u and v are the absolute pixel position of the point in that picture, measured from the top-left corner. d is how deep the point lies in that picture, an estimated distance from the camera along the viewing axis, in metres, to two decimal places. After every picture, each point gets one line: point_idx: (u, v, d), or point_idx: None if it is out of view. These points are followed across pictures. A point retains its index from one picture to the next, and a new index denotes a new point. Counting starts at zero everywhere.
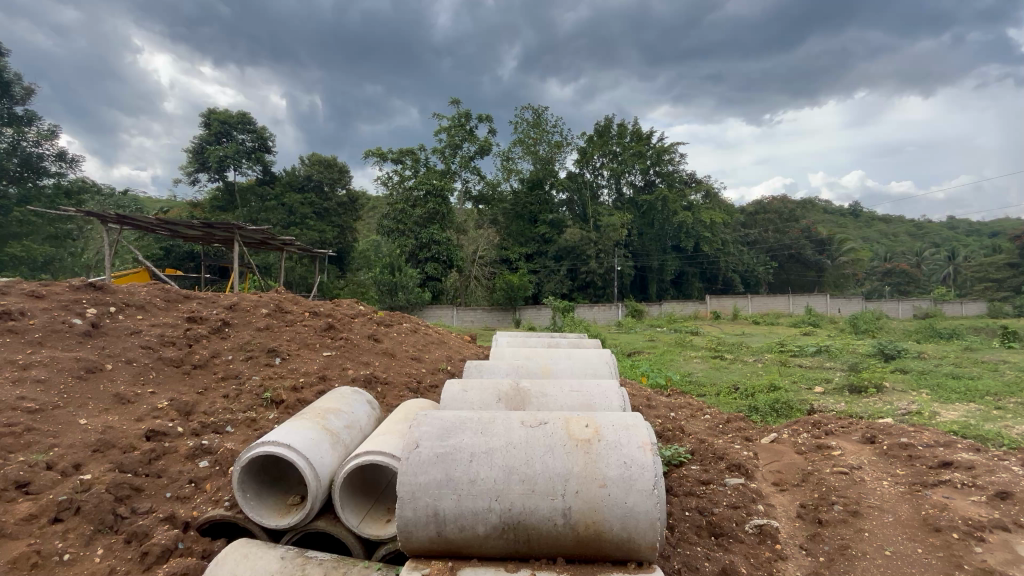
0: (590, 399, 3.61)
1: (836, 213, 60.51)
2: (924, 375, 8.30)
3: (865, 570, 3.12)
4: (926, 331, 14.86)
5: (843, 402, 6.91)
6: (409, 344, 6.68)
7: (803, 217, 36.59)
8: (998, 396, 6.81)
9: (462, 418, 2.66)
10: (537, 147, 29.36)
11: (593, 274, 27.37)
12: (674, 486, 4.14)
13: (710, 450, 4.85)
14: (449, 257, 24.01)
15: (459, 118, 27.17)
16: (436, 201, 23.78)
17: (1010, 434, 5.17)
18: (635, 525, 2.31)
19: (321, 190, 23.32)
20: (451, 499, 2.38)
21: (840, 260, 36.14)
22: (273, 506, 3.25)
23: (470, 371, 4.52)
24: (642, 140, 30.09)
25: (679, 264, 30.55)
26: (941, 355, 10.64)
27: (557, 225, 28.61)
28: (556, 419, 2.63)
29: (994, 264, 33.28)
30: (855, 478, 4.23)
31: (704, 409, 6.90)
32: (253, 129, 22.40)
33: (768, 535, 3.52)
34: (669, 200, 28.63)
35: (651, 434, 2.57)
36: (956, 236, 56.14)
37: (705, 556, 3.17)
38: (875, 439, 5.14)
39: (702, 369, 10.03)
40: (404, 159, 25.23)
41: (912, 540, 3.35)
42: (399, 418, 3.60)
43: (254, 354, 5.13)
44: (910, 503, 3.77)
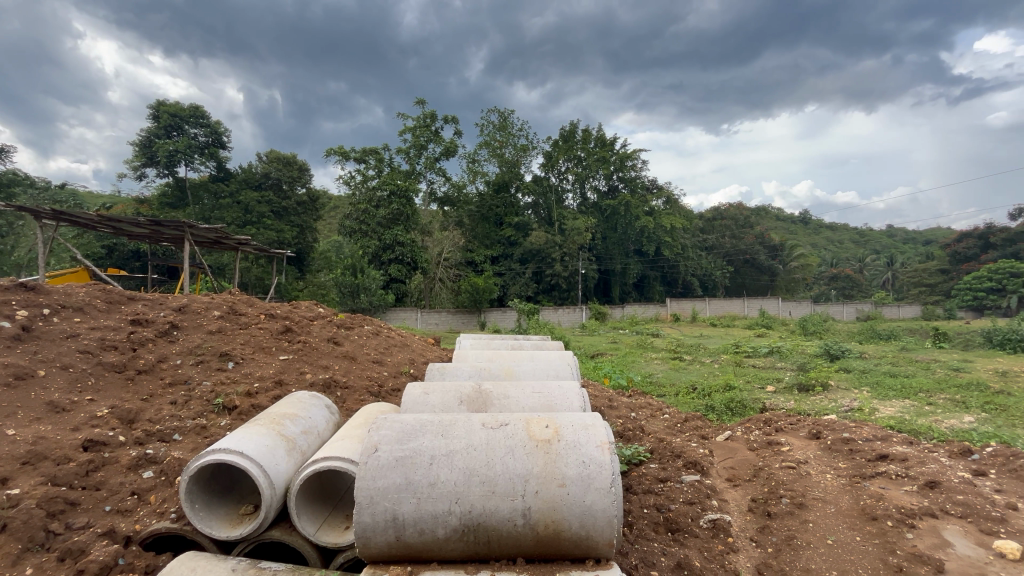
0: (552, 400, 3.64)
1: (788, 221, 63.64)
2: (865, 374, 8.85)
3: (809, 559, 3.29)
4: (868, 333, 15.85)
5: (792, 400, 7.26)
6: (372, 347, 6.56)
7: (757, 224, 38.30)
8: (930, 393, 7.33)
9: (423, 422, 2.64)
10: (503, 150, 29.45)
11: (558, 277, 27.72)
12: (633, 484, 4.24)
13: (667, 448, 5.00)
14: (413, 258, 23.77)
15: (425, 118, 26.96)
16: (400, 202, 23.45)
17: (941, 429, 5.55)
18: (593, 523, 2.35)
19: (280, 188, 22.54)
20: (410, 503, 2.35)
21: (790, 265, 37.98)
22: (225, 517, 3.12)
23: (432, 374, 4.49)
24: (606, 145, 30.70)
25: (642, 268, 31.28)
26: (881, 355, 11.36)
27: (522, 227, 28.80)
28: (516, 420, 2.66)
29: (927, 270, 35.80)
30: (802, 472, 4.46)
31: (663, 409, 7.09)
32: (206, 124, 21.45)
33: (721, 529, 3.65)
34: (631, 206, 29.31)
35: (609, 433, 2.62)
36: (895, 244, 60.10)
37: (662, 551, 3.26)
38: (820, 435, 5.44)
39: (662, 370, 10.33)
40: (367, 158, 24.79)
41: (852, 528, 3.57)
42: (359, 423, 3.52)
43: (205, 358, 4.92)
44: (850, 495, 4.01)
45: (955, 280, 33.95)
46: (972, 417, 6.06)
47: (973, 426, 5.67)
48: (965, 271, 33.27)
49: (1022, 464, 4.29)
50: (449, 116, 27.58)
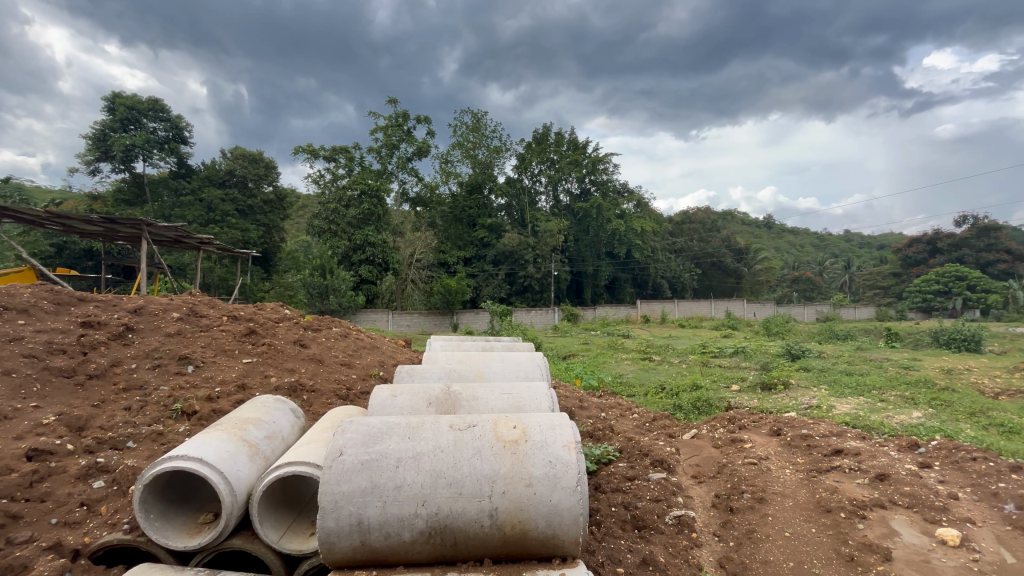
0: (520, 401, 3.66)
1: (753, 225, 65.89)
2: (823, 372, 9.25)
3: (768, 551, 3.42)
4: (826, 333, 16.56)
5: (755, 399, 7.52)
6: (340, 349, 6.44)
7: (723, 228, 39.47)
8: (882, 390, 7.72)
9: (390, 423, 2.62)
10: (476, 151, 29.41)
11: (531, 278, 27.85)
12: (602, 483, 4.30)
13: (636, 447, 5.10)
14: (384, 259, 23.46)
15: (397, 118, 26.68)
16: (371, 201, 23.10)
17: (892, 424, 5.85)
18: (559, 522, 2.38)
19: (245, 186, 21.79)
20: (376, 506, 2.33)
21: (755, 268, 39.26)
22: (183, 527, 3.01)
23: (401, 376, 4.45)
24: (578, 148, 31.07)
25: (614, 270, 31.74)
26: (837, 355, 11.89)
27: (495, 229, 28.81)
28: (484, 421, 2.67)
29: (881, 273, 37.69)
30: (763, 468, 4.63)
31: (633, 409, 7.22)
32: (166, 118, 20.58)
33: (685, 525, 3.75)
34: (603, 209, 29.74)
35: (576, 434, 2.65)
36: (852, 248, 63.02)
37: (628, 548, 3.32)
38: (781, 432, 5.65)
39: (632, 371, 10.51)
40: (337, 157, 24.34)
41: (809, 521, 3.72)
42: (325, 426, 3.46)
43: (162, 362, 4.72)
44: (807, 488, 4.18)
45: (906, 282, 35.84)
46: (920, 413, 6.41)
47: (920, 421, 6.00)
48: (915, 275, 35.19)
49: (963, 456, 4.57)
50: (421, 116, 27.37)
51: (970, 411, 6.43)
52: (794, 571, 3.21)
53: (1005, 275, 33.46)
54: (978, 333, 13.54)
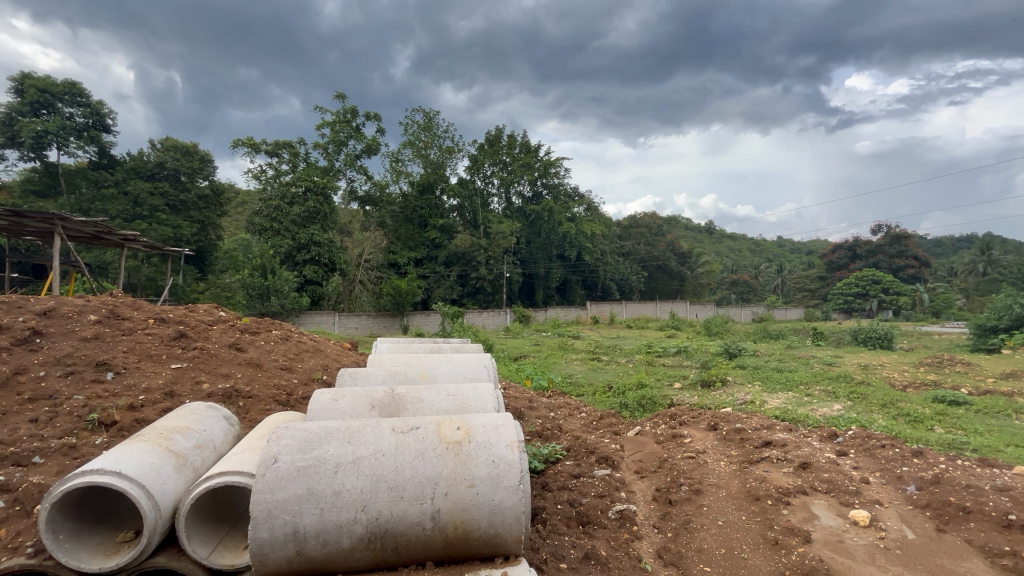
0: (467, 403, 3.64)
1: (695, 230, 69.23)
2: (757, 369, 9.86)
3: (702, 540, 3.60)
4: (761, 333, 17.65)
5: (696, 396, 7.89)
6: (281, 353, 6.17)
7: (668, 233, 41.20)
8: (808, 385, 8.34)
9: (330, 428, 2.55)
10: (428, 151, 29.08)
11: (482, 279, 27.84)
12: (549, 482, 4.37)
13: (582, 445, 5.23)
14: (331, 260, 22.69)
15: (345, 114, 25.90)
16: (317, 199, 22.26)
17: (816, 416, 6.32)
18: (502, 521, 2.40)
19: (177, 180, 20.34)
20: (313, 514, 2.26)
21: (697, 271, 41.22)
22: (98, 547, 2.78)
23: (344, 380, 4.34)
24: (530, 151, 31.41)
25: (564, 272, 32.25)
26: (770, 353, 12.71)
27: (447, 230, 28.56)
28: (428, 423, 2.64)
29: (809, 277, 40.70)
30: (700, 461, 4.88)
31: (581, 408, 7.39)
32: (85, 103, 18.92)
33: (627, 518, 3.87)
34: (554, 212, 30.18)
35: (519, 432, 2.67)
36: (784, 253, 67.59)
37: (571, 544, 3.39)
38: (717, 426, 5.97)
39: (582, 371, 10.74)
40: (279, 151, 23.30)
41: (740, 509, 3.95)
42: (260, 434, 3.30)
43: (76, 369, 4.34)
44: (740, 478, 4.45)
45: (830, 285, 38.89)
46: (840, 405, 6.98)
47: (840, 413, 6.53)
48: (838, 278, 38.24)
49: (874, 443, 5.01)
50: (371, 113, 26.74)
51: (883, 403, 7.06)
52: (725, 556, 3.40)
53: (913, 279, 36.99)
54: (890, 331, 14.87)
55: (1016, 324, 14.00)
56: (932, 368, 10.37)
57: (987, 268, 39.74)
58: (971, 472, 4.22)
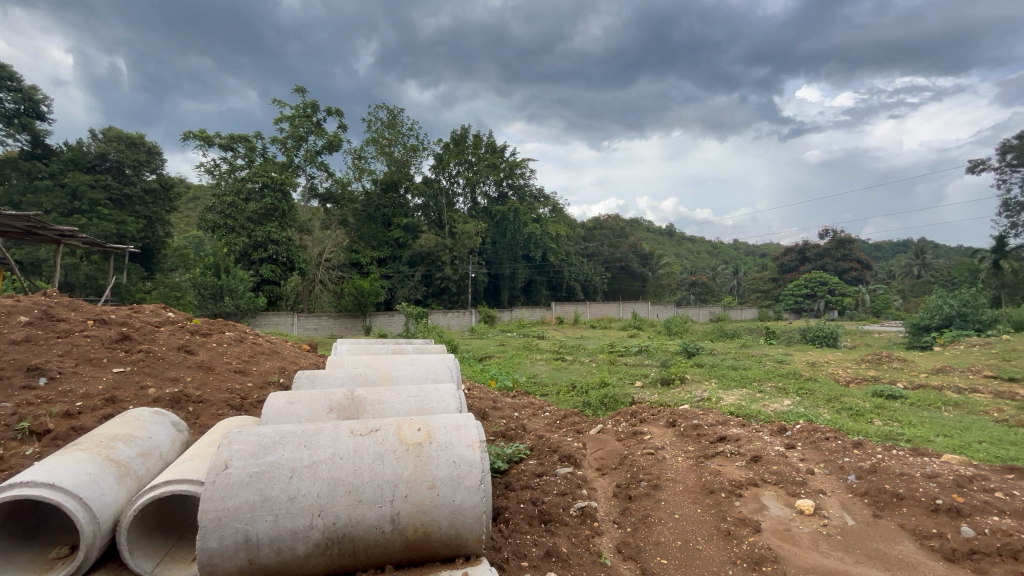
0: (428, 405, 3.61)
1: (657, 233, 71.19)
2: (713, 367, 10.24)
3: (660, 533, 3.72)
4: (718, 332, 18.32)
5: (656, 393, 8.11)
6: (234, 355, 5.91)
7: (631, 235, 42.17)
8: (760, 382, 8.73)
9: (285, 432, 2.48)
10: (392, 149, 28.62)
11: (448, 280, 27.64)
12: (512, 481, 4.39)
13: (546, 444, 5.29)
14: (289, 258, 21.97)
15: (305, 108, 25.13)
16: (275, 196, 21.46)
17: (767, 411, 6.63)
18: (463, 521, 2.39)
19: (120, 173, 19.20)
20: (266, 520, 2.19)
21: (658, 273, 42.33)
22: (27, 565, 2.59)
23: (301, 382, 4.23)
24: (496, 152, 31.42)
25: (529, 273, 32.42)
26: (726, 351, 13.24)
27: (411, 229, 28.21)
28: (388, 425, 2.61)
29: (762, 279, 42.66)
30: (658, 457, 5.03)
31: (545, 407, 7.46)
32: (16, 88, 17.53)
33: (588, 515, 3.93)
34: (520, 212, 30.30)
35: (481, 432, 2.68)
36: (740, 256, 70.50)
37: (533, 543, 3.42)
38: (675, 423, 6.17)
39: (546, 370, 10.85)
40: (234, 145, 22.37)
41: (695, 502, 4.10)
42: (210, 440, 3.16)
43: (4, 375, 4.03)
44: (696, 473, 4.61)
45: (781, 287, 40.85)
46: (789, 401, 7.35)
47: (790, 408, 6.87)
48: (789, 280, 40.23)
49: (819, 436, 5.30)
50: (332, 108, 26.09)
51: (828, 397, 7.47)
52: (681, 548, 3.52)
53: (857, 281, 39.32)
54: (835, 330, 15.76)
55: (945, 324, 15.17)
56: (873, 364, 11.07)
57: (921, 271, 42.72)
58: (903, 461, 4.53)
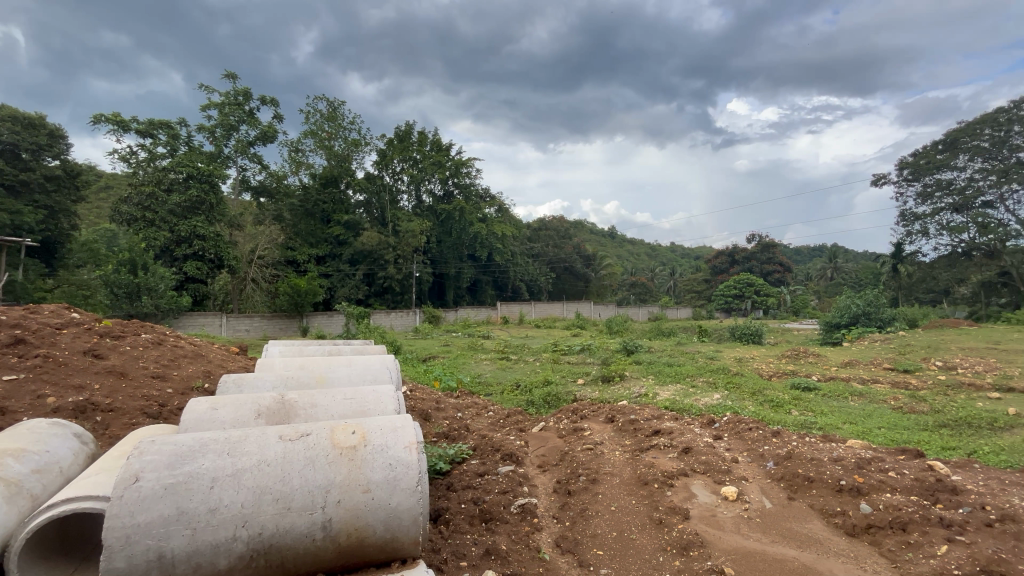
0: (365, 407, 3.51)
1: (599, 234, 73.52)
2: (651, 364, 10.71)
3: (597, 525, 3.84)
4: (655, 331, 19.22)
5: (597, 391, 8.37)
6: (152, 359, 5.46)
7: (574, 236, 43.24)
8: (693, 377, 9.25)
9: (206, 439, 2.33)
10: (332, 142, 27.57)
11: (391, 279, 27.03)
12: (453, 482, 4.37)
13: (488, 443, 5.31)
14: (218, 255, 20.56)
15: (236, 96, 23.63)
16: (201, 187, 20.05)
17: (699, 405, 7.03)
18: (399, 524, 2.35)
19: (16, 157, 17.11)
20: (183, 535, 2.05)
21: (601, 274, 43.63)
22: None
23: (227, 387, 3.99)
24: (441, 150, 31.13)
25: (475, 272, 32.36)
26: (662, 349, 13.90)
27: (352, 226, 27.35)
28: (320, 428, 2.51)
29: (696, 280, 45.21)
30: (597, 451, 5.19)
31: (488, 406, 7.49)
32: None
33: (528, 512, 4.00)
34: (465, 212, 30.07)
35: (418, 433, 2.64)
36: (675, 258, 74.25)
37: (473, 542, 3.42)
38: (614, 418, 6.40)
39: (491, 370, 10.87)
40: (154, 132, 20.62)
41: (630, 494, 4.27)
42: (121, 451, 2.90)
43: None
44: (632, 465, 4.80)
45: (713, 287, 43.47)
46: (718, 394, 7.84)
47: (719, 401, 7.33)
48: (719, 280, 42.87)
49: (743, 427, 5.69)
50: (267, 97, 24.74)
51: (752, 391, 8.02)
52: (616, 538, 3.65)
53: (779, 282, 42.53)
54: (759, 328, 16.94)
55: (852, 321, 16.78)
56: (792, 359, 12.03)
57: (833, 274, 46.84)
58: (814, 447, 4.97)
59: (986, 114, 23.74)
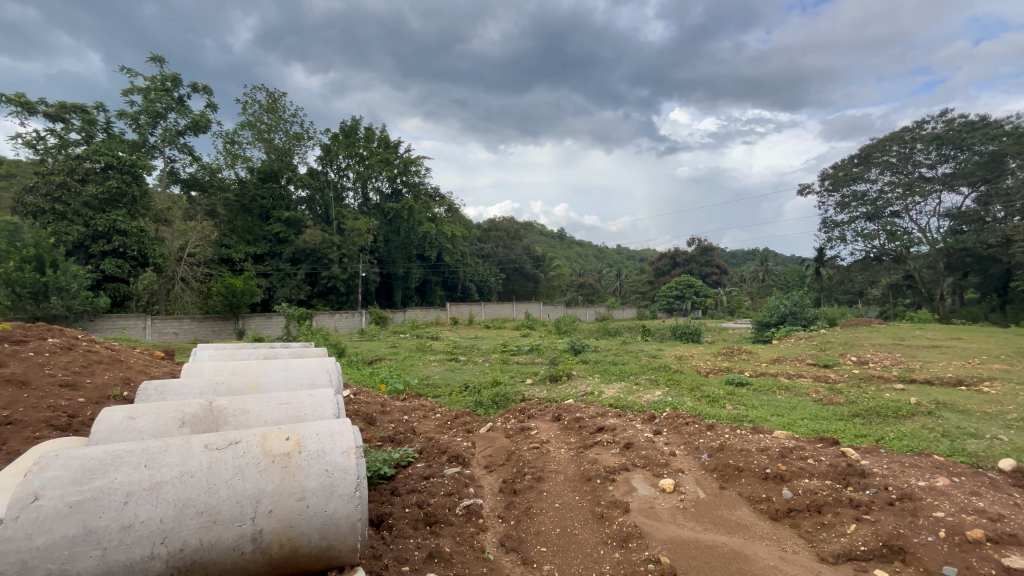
0: (302, 411, 3.38)
1: (549, 236, 74.69)
2: (597, 363, 11.01)
3: (541, 522, 3.90)
4: (602, 330, 19.77)
5: (545, 390, 8.49)
6: (60, 366, 4.96)
7: (524, 237, 43.66)
8: (636, 375, 9.60)
9: (120, 452, 2.16)
10: (271, 135, 26.25)
11: (335, 279, 26.11)
12: (398, 486, 4.29)
13: (434, 446, 5.25)
14: (142, 253, 19.01)
15: (163, 81, 21.96)
16: (121, 178, 18.46)
17: (641, 402, 7.31)
18: (335, 531, 2.27)
19: None
20: (91, 556, 1.88)
21: (550, 275, 44.32)
22: None
23: (147, 395, 3.72)
24: (389, 147, 30.47)
25: (423, 273, 31.87)
26: (608, 348, 14.31)
27: (294, 224, 26.19)
28: (250, 436, 2.39)
29: (641, 281, 46.97)
30: (543, 450, 5.27)
31: (436, 408, 7.41)
32: None
33: (473, 513, 3.98)
34: (414, 211, 29.53)
35: (357, 437, 2.57)
36: (621, 259, 76.73)
37: (416, 546, 3.37)
38: (560, 417, 6.52)
39: (439, 371, 10.75)
40: (66, 115, 18.79)
41: (574, 491, 4.36)
42: (20, 467, 2.63)
43: None
44: (576, 462, 4.91)
45: (656, 288, 45.32)
46: (659, 391, 8.19)
47: (659, 397, 7.66)
48: (662, 282, 44.76)
49: (680, 421, 5.98)
50: (198, 84, 23.19)
51: (691, 387, 8.42)
52: (559, 534, 3.73)
53: (716, 284, 44.97)
54: (698, 327, 17.83)
55: (780, 321, 18.04)
56: (727, 356, 12.75)
57: (764, 276, 50.14)
58: (744, 438, 5.30)
59: (893, 133, 26.25)
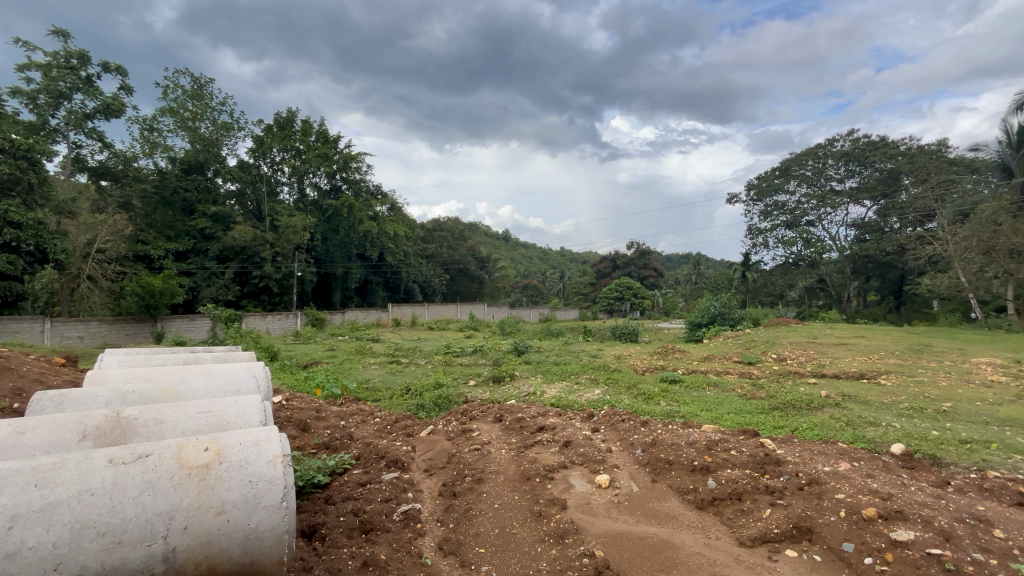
0: (224, 420, 3.18)
1: (493, 237, 74.85)
2: (540, 364, 11.17)
3: (481, 523, 3.91)
4: (545, 331, 20.08)
5: (488, 391, 8.49)
6: None
7: (469, 238, 43.45)
8: (577, 374, 9.84)
9: (6, 469, 1.93)
10: (196, 123, 24.45)
11: (268, 278, 24.74)
12: (333, 494, 4.14)
13: (372, 451, 5.11)
14: (41, 248, 16.95)
15: (67, 58, 19.79)
16: (15, 164, 16.37)
17: (581, 401, 7.51)
18: (259, 546, 2.15)
19: None
20: None
21: (495, 276, 44.37)
22: None
23: (42, 406, 3.36)
24: (327, 142, 29.30)
25: (364, 272, 30.89)
26: (550, 348, 14.57)
27: (221, 219, 24.52)
28: (163, 448, 2.22)
29: (583, 283, 48.18)
30: (483, 451, 5.28)
31: (375, 412, 7.21)
32: None
33: (411, 518, 3.92)
34: (354, 209, 28.49)
35: (284, 446, 2.46)
36: (564, 262, 78.41)
37: (349, 555, 3.27)
38: (502, 418, 6.56)
39: (379, 375, 10.46)
40: None
41: (514, 490, 4.41)
42: None
43: None
44: (516, 462, 4.96)
45: (598, 289, 46.66)
46: (599, 390, 8.44)
47: (598, 396, 7.90)
48: (603, 283, 46.19)
49: (617, 419, 6.19)
50: (111, 64, 21.16)
51: (628, 385, 8.74)
52: (498, 535, 3.75)
53: (653, 286, 47.06)
54: (636, 327, 18.54)
55: (710, 321, 19.18)
56: (662, 355, 13.37)
57: (697, 279, 53.06)
58: (675, 433, 5.59)
59: (809, 149, 28.71)
